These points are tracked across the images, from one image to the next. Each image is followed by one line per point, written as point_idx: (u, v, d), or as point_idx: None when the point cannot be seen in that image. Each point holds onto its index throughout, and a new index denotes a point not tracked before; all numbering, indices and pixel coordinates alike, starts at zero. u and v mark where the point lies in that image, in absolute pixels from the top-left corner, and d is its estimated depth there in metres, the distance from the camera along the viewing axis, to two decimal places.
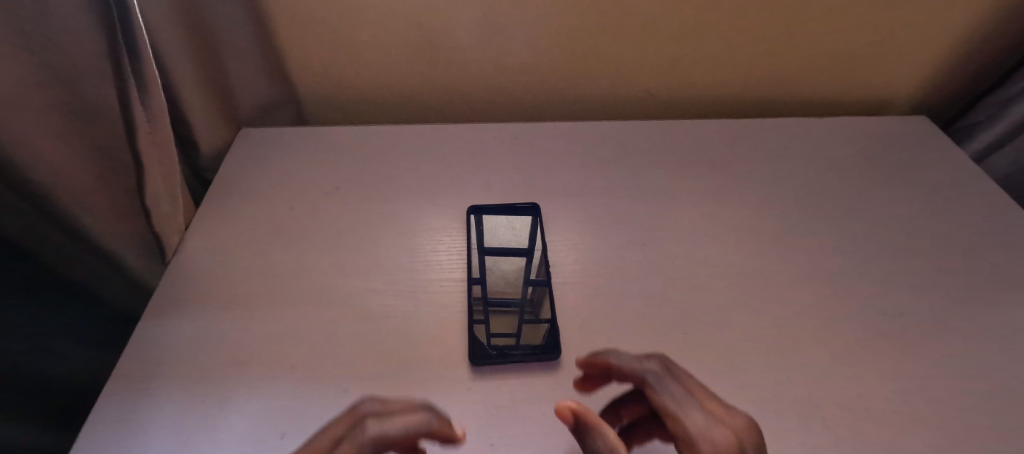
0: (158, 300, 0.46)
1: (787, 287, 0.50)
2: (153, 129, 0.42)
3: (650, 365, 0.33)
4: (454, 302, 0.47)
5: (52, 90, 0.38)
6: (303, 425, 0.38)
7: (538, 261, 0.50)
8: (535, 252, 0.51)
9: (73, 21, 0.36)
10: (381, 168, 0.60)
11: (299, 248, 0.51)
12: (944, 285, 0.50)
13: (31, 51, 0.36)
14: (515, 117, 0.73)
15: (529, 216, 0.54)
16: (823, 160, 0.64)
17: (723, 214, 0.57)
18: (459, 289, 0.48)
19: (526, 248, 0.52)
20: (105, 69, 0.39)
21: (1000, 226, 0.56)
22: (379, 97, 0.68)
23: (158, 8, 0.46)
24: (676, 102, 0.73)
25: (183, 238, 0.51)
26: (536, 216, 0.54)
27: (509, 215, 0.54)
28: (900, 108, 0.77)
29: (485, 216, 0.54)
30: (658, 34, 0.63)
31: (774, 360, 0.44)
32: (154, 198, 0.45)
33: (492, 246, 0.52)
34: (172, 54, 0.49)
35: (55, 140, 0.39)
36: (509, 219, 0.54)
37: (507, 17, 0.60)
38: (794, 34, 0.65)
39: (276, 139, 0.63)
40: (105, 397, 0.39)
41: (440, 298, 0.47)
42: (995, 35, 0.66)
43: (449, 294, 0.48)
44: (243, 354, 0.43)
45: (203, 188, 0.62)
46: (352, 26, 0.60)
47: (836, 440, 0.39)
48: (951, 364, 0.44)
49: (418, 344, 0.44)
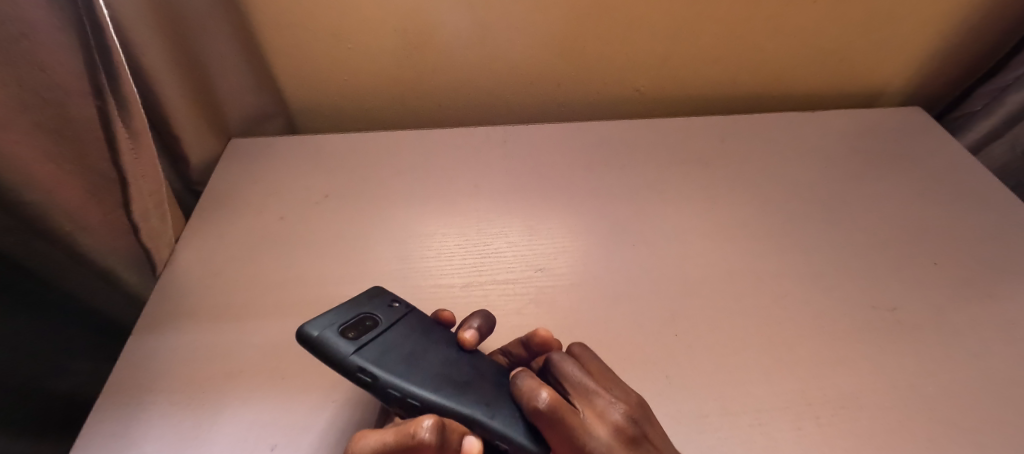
0: (151, 314, 0.46)
1: (778, 283, 0.50)
2: (137, 147, 0.44)
3: (542, 407, 0.29)
4: (497, 303, 0.47)
5: (42, 112, 0.38)
6: (292, 437, 0.38)
7: (391, 385, 0.31)
8: (383, 376, 0.31)
9: (58, 47, 0.37)
10: (370, 176, 0.60)
11: (290, 258, 0.51)
12: (936, 278, 0.50)
13: (19, 78, 0.36)
14: (502, 119, 0.72)
15: (320, 340, 0.32)
16: (814, 155, 0.64)
17: (713, 213, 0.56)
18: (496, 293, 0.47)
19: (372, 373, 0.31)
20: (89, 90, 0.40)
21: (993, 218, 0.56)
22: (368, 104, 0.68)
23: (144, 24, 0.46)
24: (667, 102, 0.73)
25: (173, 250, 0.52)
26: (317, 340, 0.32)
27: (345, 317, 0.34)
28: (891, 99, 0.76)
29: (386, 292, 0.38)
30: (644, 33, 0.63)
31: (765, 358, 0.44)
32: (143, 213, 0.46)
33: (383, 338, 0.34)
34: (159, 71, 0.49)
35: (47, 160, 0.40)
36: (344, 317, 0.34)
37: (495, 21, 0.61)
38: (782, 31, 0.65)
39: (266, 148, 0.63)
40: (96, 413, 0.39)
41: (485, 303, 0.47)
42: (984, 24, 0.66)
43: (491, 300, 0.47)
44: (235, 366, 0.43)
45: (195, 200, 0.63)
46: (339, 35, 0.60)
47: (827, 438, 0.39)
48: (946, 357, 0.44)
49: (505, 338, 0.44)
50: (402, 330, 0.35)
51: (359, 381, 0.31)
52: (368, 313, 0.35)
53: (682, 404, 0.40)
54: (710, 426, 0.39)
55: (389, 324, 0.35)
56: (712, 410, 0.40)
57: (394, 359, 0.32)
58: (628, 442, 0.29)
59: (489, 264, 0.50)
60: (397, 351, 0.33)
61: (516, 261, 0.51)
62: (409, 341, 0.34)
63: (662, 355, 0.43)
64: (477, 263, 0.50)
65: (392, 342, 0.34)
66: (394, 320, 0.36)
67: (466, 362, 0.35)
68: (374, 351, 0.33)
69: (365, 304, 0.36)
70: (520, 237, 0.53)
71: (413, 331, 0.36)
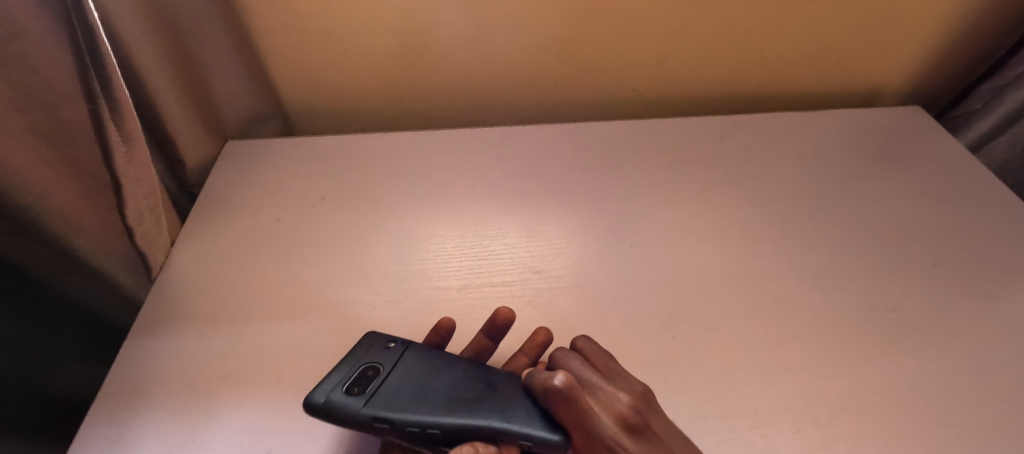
0: (146, 318, 0.46)
1: (778, 284, 0.49)
2: (130, 151, 0.43)
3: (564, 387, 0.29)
4: (493, 306, 0.46)
5: (34, 115, 0.38)
6: (287, 441, 0.38)
7: (408, 422, 0.31)
8: (399, 416, 0.31)
9: (48, 49, 0.37)
10: (367, 178, 0.59)
11: (287, 260, 0.51)
12: (936, 279, 0.50)
13: (10, 82, 0.36)
14: (500, 120, 0.72)
15: (328, 404, 0.32)
16: (813, 154, 0.64)
17: (712, 213, 0.56)
18: (493, 295, 0.47)
19: (388, 418, 0.31)
20: (81, 93, 0.40)
21: (994, 218, 0.55)
22: (365, 106, 0.68)
23: (137, 27, 0.46)
24: (665, 102, 0.72)
25: (169, 253, 0.51)
26: (325, 407, 0.32)
27: (346, 375, 0.34)
28: (890, 98, 0.75)
29: (377, 338, 0.37)
30: (641, 33, 0.63)
31: (765, 360, 0.43)
32: (138, 216, 0.46)
33: (388, 381, 0.34)
34: (153, 74, 0.49)
35: (40, 163, 0.40)
36: (345, 376, 0.34)
37: (492, 22, 0.60)
38: (780, 31, 0.65)
39: (263, 150, 0.63)
40: (91, 417, 0.39)
41: (482, 306, 0.46)
42: (983, 24, 0.66)
43: (488, 303, 0.47)
44: (231, 370, 0.42)
45: (191, 203, 0.62)
46: (335, 37, 0.60)
47: (827, 440, 0.39)
48: (947, 358, 0.44)
49: (502, 341, 0.44)
50: (405, 368, 0.35)
51: (378, 430, 0.31)
52: (369, 363, 0.35)
53: (681, 407, 0.40)
54: (708, 429, 0.39)
55: (391, 366, 0.35)
56: (711, 413, 0.40)
57: (403, 397, 0.32)
58: (629, 429, 0.31)
59: (486, 267, 0.50)
60: (405, 390, 0.33)
61: (513, 263, 0.50)
62: (415, 376, 0.34)
63: (661, 358, 0.43)
64: (474, 265, 0.50)
65: (398, 382, 0.34)
66: (395, 361, 0.35)
67: (475, 378, 0.34)
68: (384, 397, 0.32)
69: (363, 356, 0.36)
70: (518, 239, 0.53)
71: (418, 365, 0.35)
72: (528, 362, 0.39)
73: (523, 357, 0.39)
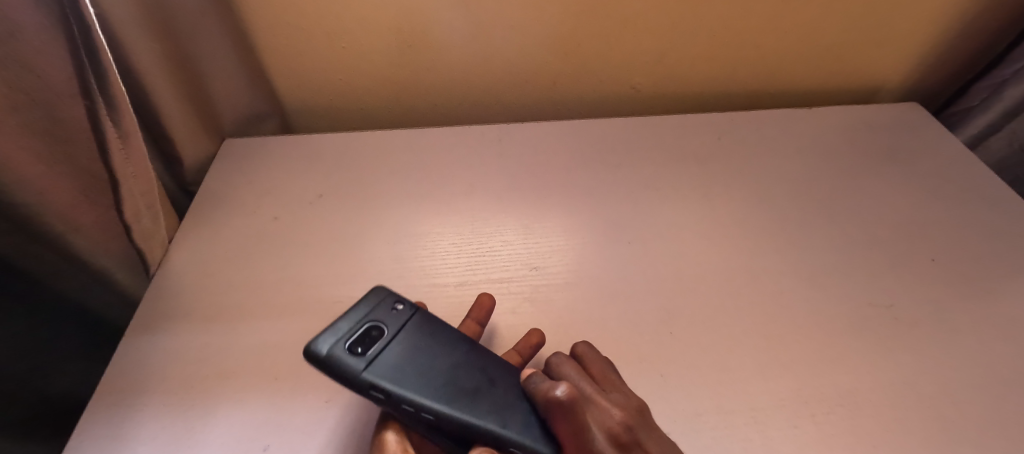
0: (144, 316, 0.46)
1: (775, 281, 0.49)
2: (128, 147, 0.44)
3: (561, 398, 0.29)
4: None
5: (32, 113, 0.38)
6: (284, 438, 0.38)
7: (405, 401, 0.30)
8: (397, 390, 0.31)
9: (47, 46, 0.37)
10: (365, 176, 0.59)
11: (285, 258, 0.51)
12: (933, 275, 0.50)
13: (9, 79, 0.36)
14: (498, 118, 0.72)
15: (329, 356, 0.31)
16: (810, 152, 0.64)
17: (710, 210, 0.56)
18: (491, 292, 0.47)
19: (386, 390, 0.31)
20: (79, 91, 0.40)
21: (991, 215, 0.55)
22: (363, 104, 0.68)
23: (136, 26, 0.46)
24: (663, 100, 0.72)
25: (167, 250, 0.51)
26: (325, 357, 0.31)
27: (350, 330, 0.33)
28: (888, 95, 0.75)
29: (389, 297, 0.36)
30: (639, 31, 0.63)
31: (761, 356, 0.43)
32: (134, 213, 0.46)
33: (392, 349, 0.33)
34: (151, 72, 0.49)
35: (38, 161, 0.40)
36: (349, 331, 0.33)
37: (490, 20, 0.60)
38: (778, 28, 0.65)
39: (261, 148, 0.63)
40: (89, 414, 0.39)
41: None
42: (981, 21, 0.66)
43: None
44: (228, 368, 0.42)
45: (189, 201, 0.62)
46: (333, 35, 0.60)
47: (823, 436, 0.39)
48: (944, 354, 0.44)
49: (499, 338, 0.44)
50: (407, 337, 0.35)
51: (372, 398, 0.31)
52: (374, 321, 0.34)
53: (678, 403, 0.40)
54: (705, 425, 0.39)
55: (396, 331, 0.34)
56: (708, 409, 0.40)
57: (404, 371, 0.32)
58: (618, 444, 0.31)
59: (484, 263, 0.50)
60: (407, 363, 0.32)
61: (511, 260, 0.50)
62: (417, 349, 0.34)
63: (658, 354, 0.43)
64: (472, 262, 0.50)
65: (400, 352, 0.33)
66: (400, 326, 0.35)
67: (476, 366, 0.35)
68: (385, 365, 0.32)
69: (368, 312, 0.35)
70: (516, 236, 0.53)
71: (421, 336, 0.35)
72: (520, 359, 0.40)
73: (515, 354, 0.40)
